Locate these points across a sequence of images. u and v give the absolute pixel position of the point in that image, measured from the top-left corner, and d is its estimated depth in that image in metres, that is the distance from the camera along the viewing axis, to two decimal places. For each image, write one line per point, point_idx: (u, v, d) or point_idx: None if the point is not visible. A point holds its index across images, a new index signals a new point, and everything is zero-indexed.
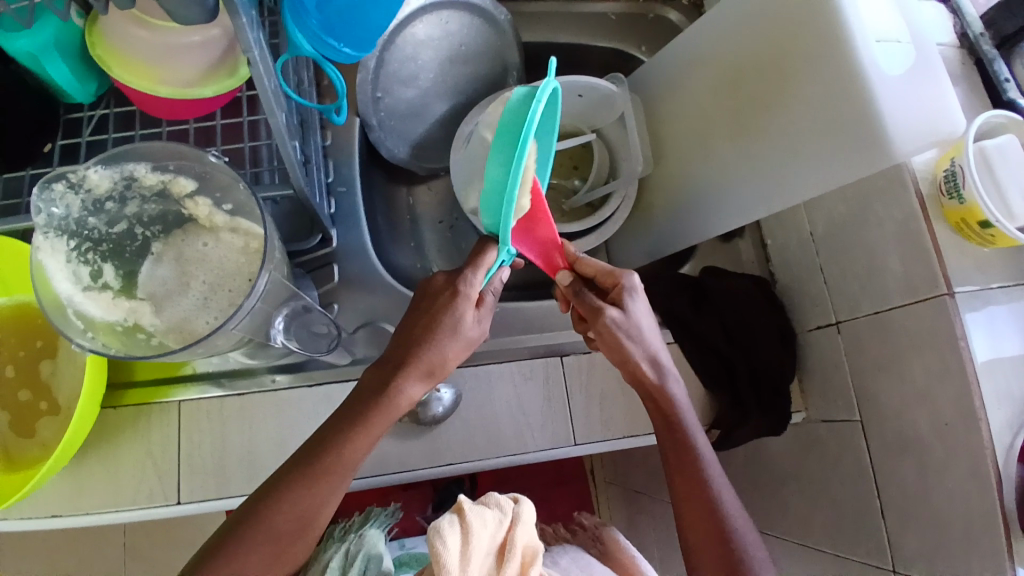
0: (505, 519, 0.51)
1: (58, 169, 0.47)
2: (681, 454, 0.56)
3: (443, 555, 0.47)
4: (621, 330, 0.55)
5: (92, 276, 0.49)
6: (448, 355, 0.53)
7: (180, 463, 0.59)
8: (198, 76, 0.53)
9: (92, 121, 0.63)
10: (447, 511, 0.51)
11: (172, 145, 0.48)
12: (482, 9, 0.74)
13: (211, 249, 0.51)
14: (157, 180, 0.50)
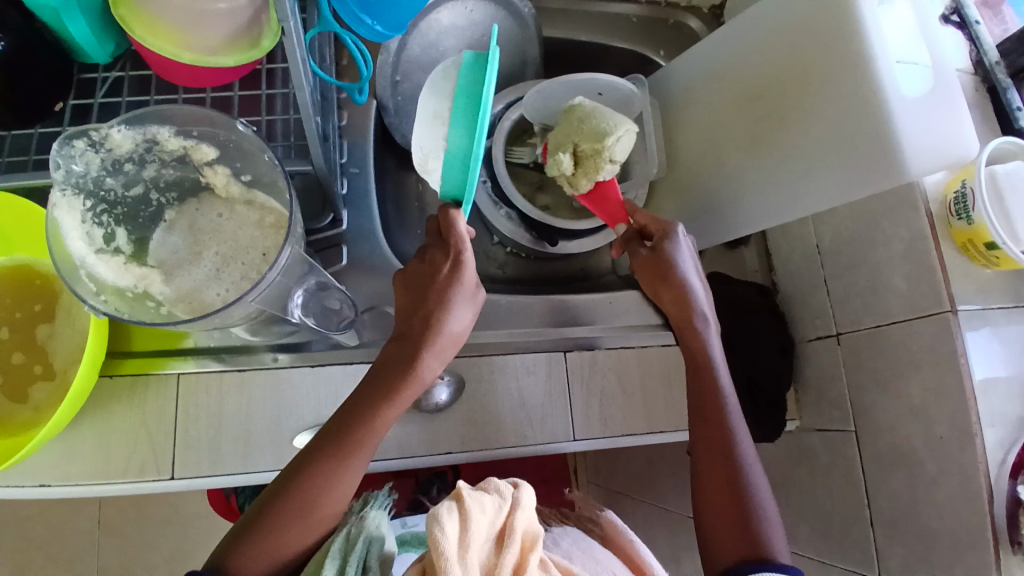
0: (505, 504, 0.51)
1: (81, 126, 0.45)
2: (714, 438, 0.56)
3: (441, 541, 0.46)
4: (659, 270, 0.62)
5: (105, 238, 0.48)
6: (459, 332, 0.55)
7: (175, 436, 0.58)
8: (221, 43, 0.52)
9: (107, 83, 0.62)
10: (445, 498, 0.50)
11: (198, 110, 0.47)
12: (508, 2, 0.74)
13: (225, 220, 0.50)
14: (179, 145, 0.49)
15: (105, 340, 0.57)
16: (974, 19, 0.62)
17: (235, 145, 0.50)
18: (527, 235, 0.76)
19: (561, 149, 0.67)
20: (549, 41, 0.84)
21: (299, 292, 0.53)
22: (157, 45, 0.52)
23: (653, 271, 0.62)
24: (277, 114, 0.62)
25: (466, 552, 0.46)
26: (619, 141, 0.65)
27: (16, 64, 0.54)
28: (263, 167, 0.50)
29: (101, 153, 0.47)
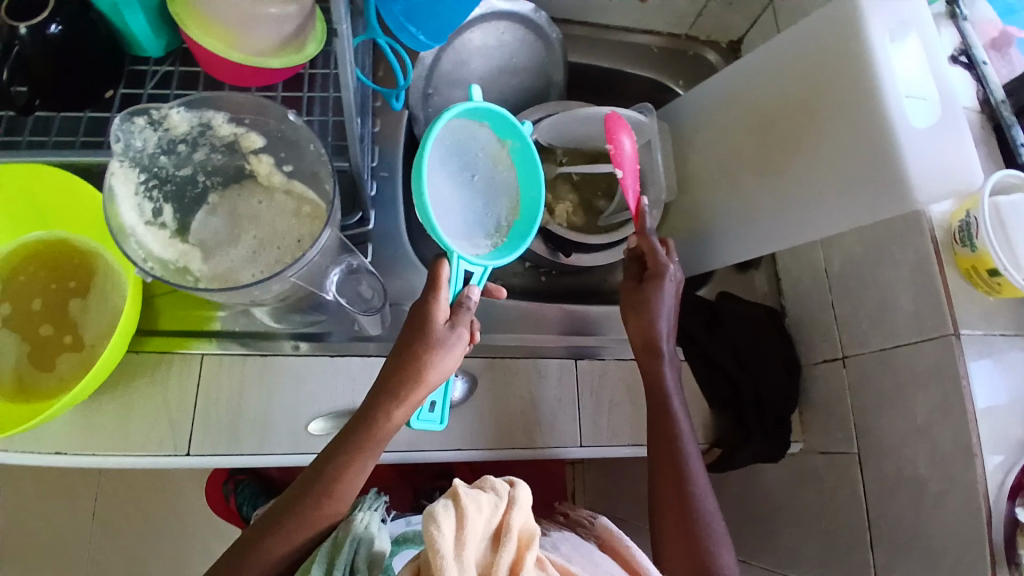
0: (500, 503, 0.52)
1: (144, 105, 0.48)
2: (663, 440, 0.61)
3: (438, 540, 0.46)
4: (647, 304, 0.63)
5: (153, 213, 0.51)
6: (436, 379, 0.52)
7: (193, 415, 0.59)
8: (271, 47, 0.56)
9: (156, 76, 0.65)
10: (441, 496, 0.50)
11: (253, 99, 0.50)
12: (536, 25, 0.78)
13: (265, 208, 0.53)
14: (230, 132, 0.52)
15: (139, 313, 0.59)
16: (981, 60, 0.65)
17: (283, 132, 0.53)
18: (543, 246, 0.78)
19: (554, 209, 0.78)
20: (574, 67, 0.88)
21: (335, 270, 0.56)
22: (210, 44, 0.56)
23: (632, 302, 0.64)
24: (315, 115, 0.65)
25: (463, 550, 0.46)
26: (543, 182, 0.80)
27: (73, 47, 0.56)
28: (311, 154, 0.53)
29: (160, 131, 0.50)
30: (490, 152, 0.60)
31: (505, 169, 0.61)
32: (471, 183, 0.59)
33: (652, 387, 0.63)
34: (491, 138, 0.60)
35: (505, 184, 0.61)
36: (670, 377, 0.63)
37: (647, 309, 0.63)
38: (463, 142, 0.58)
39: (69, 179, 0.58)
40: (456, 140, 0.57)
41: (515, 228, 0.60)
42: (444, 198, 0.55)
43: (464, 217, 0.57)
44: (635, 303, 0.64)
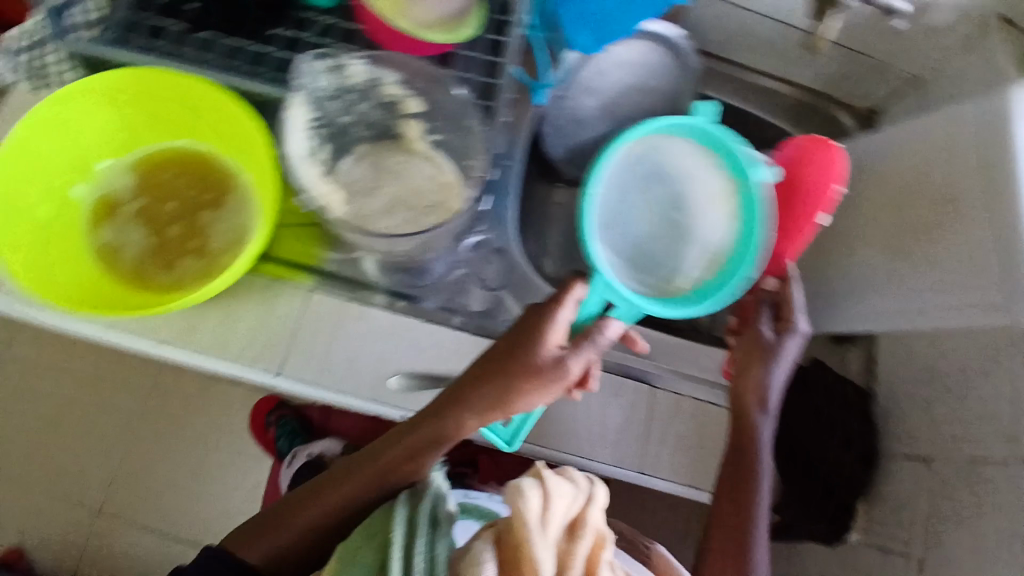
0: (579, 497, 0.52)
1: (332, 52, 0.52)
2: (734, 480, 0.59)
3: (525, 513, 0.47)
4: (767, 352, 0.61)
5: (312, 150, 0.54)
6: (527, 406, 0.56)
7: (290, 341, 0.64)
8: (434, 21, 0.62)
9: (315, 22, 0.66)
10: (527, 472, 0.51)
11: (427, 68, 0.54)
12: (681, 54, 0.79)
13: (405, 168, 0.56)
14: (395, 93, 0.56)
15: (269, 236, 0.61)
16: None
17: (441, 105, 0.56)
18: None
19: None
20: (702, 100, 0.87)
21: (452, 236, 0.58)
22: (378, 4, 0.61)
23: (750, 347, 0.62)
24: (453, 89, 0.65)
25: (546, 530, 0.47)
26: None
27: None
28: (467, 133, 0.56)
29: (337, 79, 0.54)
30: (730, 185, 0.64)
31: (726, 213, 0.64)
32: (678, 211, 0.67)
33: (742, 440, 0.60)
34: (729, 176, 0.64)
35: (717, 229, 0.64)
36: (766, 436, 0.60)
37: (762, 358, 0.61)
38: (675, 168, 0.67)
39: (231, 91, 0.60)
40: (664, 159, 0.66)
41: (702, 287, 0.62)
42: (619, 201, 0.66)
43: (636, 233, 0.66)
44: (751, 348, 0.62)
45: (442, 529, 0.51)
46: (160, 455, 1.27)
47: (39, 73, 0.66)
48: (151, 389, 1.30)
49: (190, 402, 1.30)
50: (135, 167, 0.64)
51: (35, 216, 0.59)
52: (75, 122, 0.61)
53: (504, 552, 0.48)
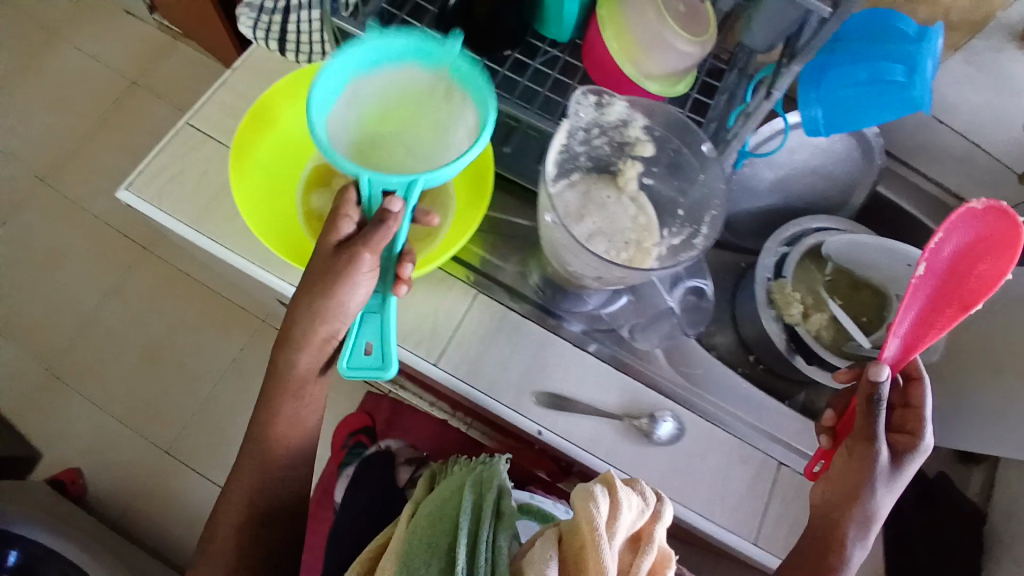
0: (647, 508, 0.48)
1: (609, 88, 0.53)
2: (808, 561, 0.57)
3: (595, 517, 0.45)
4: (874, 472, 0.56)
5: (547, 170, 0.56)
6: (346, 297, 0.59)
7: (452, 336, 0.68)
8: (658, 73, 0.69)
9: (545, 55, 0.74)
10: (597, 477, 0.49)
11: (684, 120, 0.55)
12: (869, 148, 0.80)
13: (611, 203, 0.60)
14: (634, 135, 0.58)
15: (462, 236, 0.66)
16: None
17: (679, 155, 0.58)
18: (785, 341, 0.77)
19: (813, 313, 0.79)
20: (875, 197, 0.85)
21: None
22: (613, 47, 0.68)
23: (852, 468, 0.57)
24: None
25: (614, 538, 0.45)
26: (811, 283, 0.81)
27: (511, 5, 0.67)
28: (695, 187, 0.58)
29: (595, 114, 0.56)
30: (451, 121, 0.61)
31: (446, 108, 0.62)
32: (444, 103, 0.61)
33: (822, 522, 0.58)
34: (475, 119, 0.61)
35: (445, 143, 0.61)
36: (855, 554, 0.56)
37: (864, 479, 0.57)
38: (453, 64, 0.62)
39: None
40: (450, 112, 0.62)
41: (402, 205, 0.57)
42: (371, 104, 0.62)
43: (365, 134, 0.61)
44: (851, 462, 0.57)
45: (506, 520, 0.53)
46: (241, 403, 1.39)
47: (281, 34, 0.73)
48: (247, 340, 1.43)
49: None
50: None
51: (269, 169, 0.67)
52: None
53: (569, 551, 0.46)
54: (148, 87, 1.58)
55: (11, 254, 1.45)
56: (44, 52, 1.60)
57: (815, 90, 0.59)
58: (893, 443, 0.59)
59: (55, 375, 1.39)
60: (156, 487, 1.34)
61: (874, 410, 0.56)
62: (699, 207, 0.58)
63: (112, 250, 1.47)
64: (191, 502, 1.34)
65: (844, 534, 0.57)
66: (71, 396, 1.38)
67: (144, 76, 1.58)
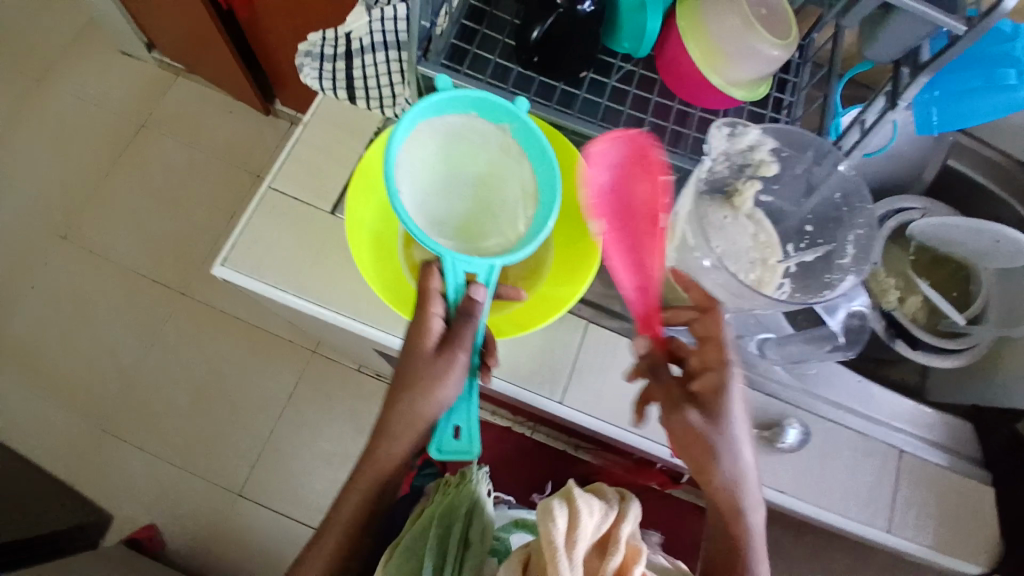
0: (610, 512, 0.53)
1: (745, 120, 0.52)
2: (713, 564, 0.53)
3: (554, 534, 0.49)
4: (699, 437, 0.53)
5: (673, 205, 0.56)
6: (440, 396, 0.57)
7: (571, 370, 0.68)
8: (744, 80, 0.67)
9: (619, 71, 0.72)
10: (557, 491, 0.53)
11: (817, 142, 0.54)
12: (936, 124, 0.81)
13: (727, 223, 0.60)
14: (760, 157, 0.57)
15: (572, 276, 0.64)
16: None
17: (806, 174, 0.59)
18: (884, 327, 0.79)
19: (907, 293, 0.82)
20: (946, 171, 0.84)
21: (789, 284, 0.59)
22: (696, 55, 0.66)
23: (682, 441, 0.54)
24: None
25: (575, 549, 0.49)
26: (898, 263, 0.83)
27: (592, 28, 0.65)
28: (826, 205, 0.59)
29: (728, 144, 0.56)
30: (503, 177, 0.66)
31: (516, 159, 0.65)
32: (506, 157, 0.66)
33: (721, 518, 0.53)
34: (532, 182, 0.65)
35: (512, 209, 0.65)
36: (757, 526, 0.53)
37: (712, 461, 0.53)
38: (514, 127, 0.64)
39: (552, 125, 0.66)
40: (505, 166, 0.66)
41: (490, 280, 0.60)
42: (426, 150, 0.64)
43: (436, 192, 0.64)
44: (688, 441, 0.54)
45: (473, 548, 0.59)
46: (305, 437, 1.38)
47: (348, 82, 0.71)
48: (302, 372, 1.42)
49: (337, 390, 1.42)
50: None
51: (372, 229, 0.65)
52: None
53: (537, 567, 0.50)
54: (160, 128, 1.55)
55: (43, 313, 1.41)
56: (38, 98, 1.54)
57: (936, 90, 0.59)
58: (699, 391, 0.55)
59: (110, 432, 1.36)
60: (231, 532, 1.31)
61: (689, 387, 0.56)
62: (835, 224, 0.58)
63: (147, 296, 1.44)
64: (263, 541, 1.32)
65: (747, 557, 0.52)
66: (130, 451, 1.35)
67: (152, 115, 1.55)
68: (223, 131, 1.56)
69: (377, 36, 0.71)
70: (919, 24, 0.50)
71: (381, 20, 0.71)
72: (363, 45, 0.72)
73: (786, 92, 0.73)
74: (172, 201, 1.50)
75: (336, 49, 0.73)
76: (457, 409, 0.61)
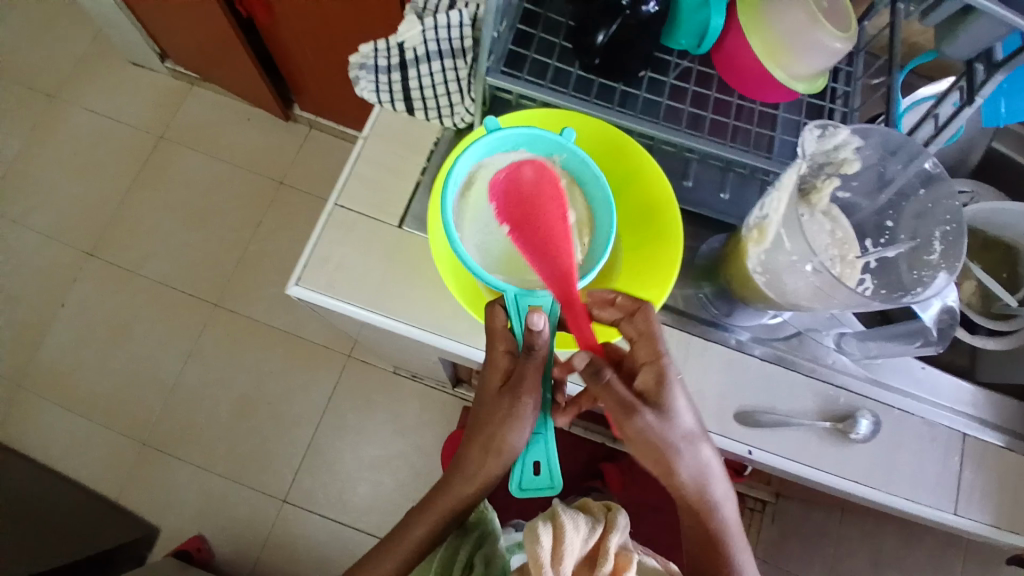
0: (598, 524, 0.57)
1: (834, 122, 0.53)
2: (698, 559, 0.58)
3: (541, 553, 0.53)
4: (654, 434, 0.54)
5: (763, 209, 0.56)
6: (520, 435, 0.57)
7: None
8: (807, 74, 0.67)
9: (675, 68, 0.73)
10: (543, 511, 0.56)
11: (904, 140, 0.55)
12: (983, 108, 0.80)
13: (809, 222, 0.59)
14: (842, 157, 0.58)
15: (649, 279, 0.65)
16: None
17: (878, 167, 0.59)
18: None
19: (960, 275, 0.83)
20: (993, 154, 0.84)
21: (870, 280, 0.60)
22: (760, 51, 0.66)
23: (647, 445, 0.55)
24: (784, 136, 0.72)
25: (562, 565, 0.53)
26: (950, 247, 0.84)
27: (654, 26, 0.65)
28: (908, 201, 0.59)
29: (819, 145, 0.56)
30: None
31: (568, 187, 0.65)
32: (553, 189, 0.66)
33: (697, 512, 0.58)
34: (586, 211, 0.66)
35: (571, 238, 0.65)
36: (729, 515, 0.59)
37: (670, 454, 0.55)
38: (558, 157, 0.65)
39: (619, 130, 0.65)
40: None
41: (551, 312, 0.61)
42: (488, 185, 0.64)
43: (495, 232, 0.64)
44: (640, 443, 0.55)
45: None
46: (344, 441, 1.39)
47: (405, 94, 0.73)
48: (336, 377, 1.43)
49: (372, 394, 1.42)
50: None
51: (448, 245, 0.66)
52: None
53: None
54: (181, 141, 1.56)
55: (80, 332, 1.43)
56: (58, 119, 1.56)
57: (1003, 83, 0.59)
58: (644, 389, 0.57)
59: (149, 445, 1.37)
60: (278, 539, 1.32)
61: (602, 380, 0.55)
62: (920, 220, 0.59)
63: (179, 310, 1.45)
64: (299, 545, 1.32)
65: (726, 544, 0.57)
66: (173, 464, 1.37)
67: (170, 129, 1.56)
68: (241, 140, 1.56)
69: (430, 46, 0.73)
70: (996, 26, 0.50)
71: (433, 29, 0.72)
72: (417, 54, 0.74)
73: (840, 81, 0.73)
74: (197, 213, 1.51)
75: (390, 60, 0.75)
76: (535, 446, 0.60)
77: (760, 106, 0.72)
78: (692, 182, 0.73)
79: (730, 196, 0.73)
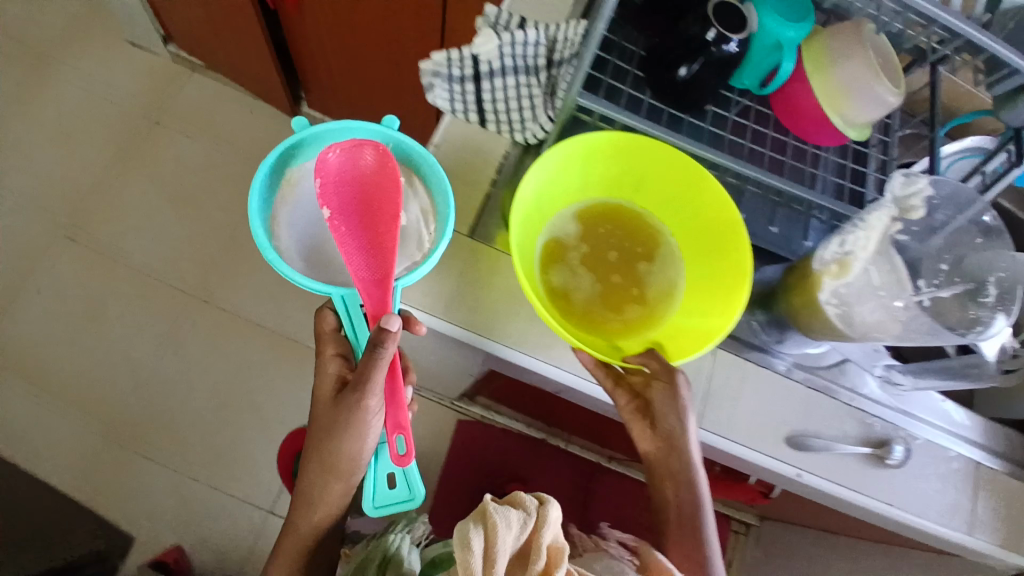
0: (530, 519, 0.57)
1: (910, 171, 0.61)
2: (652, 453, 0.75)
3: (472, 560, 0.53)
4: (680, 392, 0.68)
5: (841, 244, 0.62)
6: (363, 436, 0.69)
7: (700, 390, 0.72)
8: (861, 122, 0.72)
9: (736, 104, 0.76)
10: (475, 511, 0.57)
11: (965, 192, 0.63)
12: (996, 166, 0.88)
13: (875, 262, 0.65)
14: (912, 204, 0.63)
15: (717, 305, 0.67)
16: None
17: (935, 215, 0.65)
18: None
19: None
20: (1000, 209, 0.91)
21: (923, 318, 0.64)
22: (821, 96, 0.71)
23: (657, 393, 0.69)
24: (829, 174, 0.76)
25: (494, 567, 0.54)
26: None
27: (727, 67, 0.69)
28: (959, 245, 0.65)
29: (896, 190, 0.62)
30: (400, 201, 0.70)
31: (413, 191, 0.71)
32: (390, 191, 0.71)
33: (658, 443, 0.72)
34: (429, 200, 0.70)
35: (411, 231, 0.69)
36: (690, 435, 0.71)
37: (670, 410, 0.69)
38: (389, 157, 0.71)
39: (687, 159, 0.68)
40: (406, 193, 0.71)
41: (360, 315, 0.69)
42: None
43: (323, 234, 0.70)
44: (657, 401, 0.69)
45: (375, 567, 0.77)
46: None
47: (479, 106, 0.76)
48: None
49: None
50: (579, 214, 0.74)
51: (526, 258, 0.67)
52: (562, 174, 0.70)
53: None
54: (175, 126, 1.49)
55: (51, 319, 1.34)
56: (41, 93, 1.47)
57: None
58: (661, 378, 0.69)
59: (119, 443, 1.29)
60: (255, 547, 1.26)
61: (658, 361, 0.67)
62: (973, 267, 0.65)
63: (162, 303, 1.38)
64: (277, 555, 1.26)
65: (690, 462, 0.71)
66: (148, 467, 1.29)
67: (166, 114, 1.49)
68: (242, 132, 1.51)
69: (505, 62, 0.74)
70: None
71: (511, 44, 0.73)
72: (491, 68, 0.74)
73: (878, 130, 0.80)
74: (187, 201, 1.44)
75: (463, 70, 0.75)
76: (385, 458, 0.73)
77: (810, 147, 0.77)
78: (744, 214, 0.76)
79: (779, 229, 0.77)
